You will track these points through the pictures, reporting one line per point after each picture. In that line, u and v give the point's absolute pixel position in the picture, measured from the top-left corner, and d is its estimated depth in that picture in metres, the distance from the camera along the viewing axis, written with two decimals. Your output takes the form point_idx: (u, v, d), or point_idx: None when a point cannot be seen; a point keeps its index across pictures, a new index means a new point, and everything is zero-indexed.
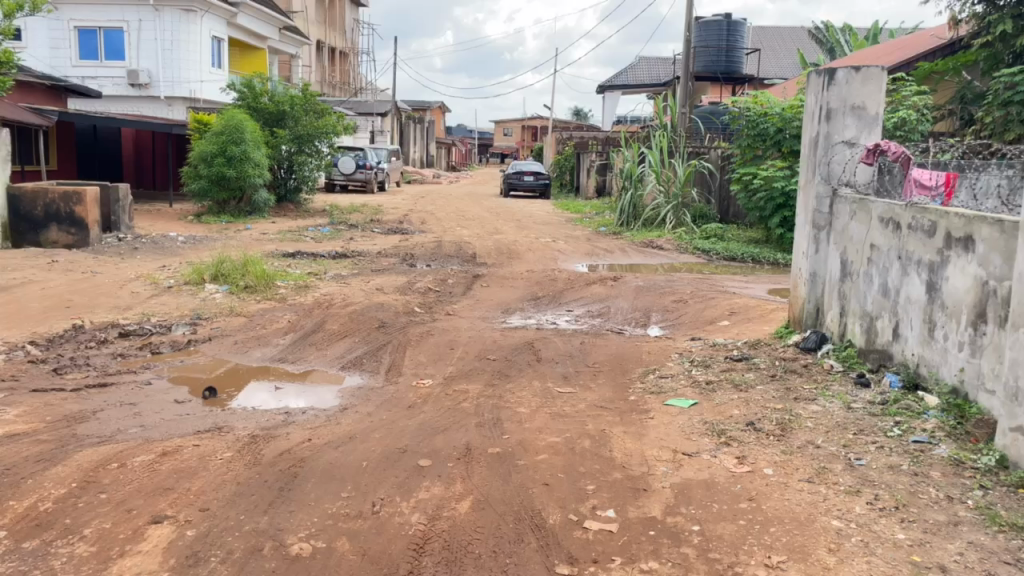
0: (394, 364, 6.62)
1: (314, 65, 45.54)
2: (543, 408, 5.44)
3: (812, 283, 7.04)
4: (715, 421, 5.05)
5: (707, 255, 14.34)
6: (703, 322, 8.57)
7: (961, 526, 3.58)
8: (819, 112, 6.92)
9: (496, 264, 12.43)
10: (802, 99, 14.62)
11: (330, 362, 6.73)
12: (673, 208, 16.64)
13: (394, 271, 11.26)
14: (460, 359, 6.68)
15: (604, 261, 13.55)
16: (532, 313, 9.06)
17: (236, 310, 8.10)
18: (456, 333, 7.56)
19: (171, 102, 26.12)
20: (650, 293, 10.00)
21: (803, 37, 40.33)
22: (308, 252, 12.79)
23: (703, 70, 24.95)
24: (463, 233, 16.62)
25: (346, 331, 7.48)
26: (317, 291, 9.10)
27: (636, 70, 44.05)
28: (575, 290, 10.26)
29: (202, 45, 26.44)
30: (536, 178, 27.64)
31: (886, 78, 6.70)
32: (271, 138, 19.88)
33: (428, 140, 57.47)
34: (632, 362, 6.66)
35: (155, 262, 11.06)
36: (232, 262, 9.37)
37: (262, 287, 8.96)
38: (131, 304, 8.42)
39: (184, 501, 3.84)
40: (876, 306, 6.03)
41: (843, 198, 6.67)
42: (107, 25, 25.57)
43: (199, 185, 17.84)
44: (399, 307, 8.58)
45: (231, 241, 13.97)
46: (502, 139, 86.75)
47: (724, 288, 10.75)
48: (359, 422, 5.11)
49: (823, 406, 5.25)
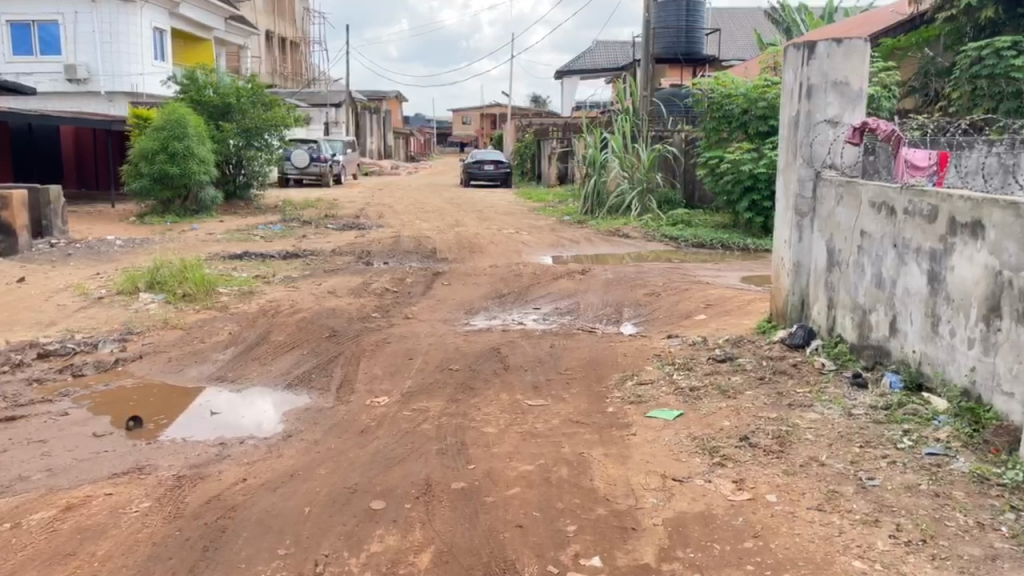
0: (345, 379, 6.00)
1: (263, 56, 44.26)
2: (512, 427, 4.88)
3: (796, 274, 6.55)
4: (704, 436, 4.52)
5: (676, 242, 13.88)
6: (679, 316, 8.07)
7: (1001, 563, 3.08)
8: (799, 89, 6.40)
9: (457, 259, 11.82)
10: (766, 79, 14.20)
11: (273, 379, 6.08)
12: (637, 194, 16.17)
13: (349, 271, 10.57)
14: (419, 370, 6.07)
15: (570, 251, 13.01)
16: (496, 312, 8.48)
17: (171, 323, 7.38)
18: (414, 340, 6.94)
19: (112, 98, 24.92)
20: (620, 286, 9.47)
21: (760, 19, 40.14)
22: (257, 253, 12.04)
23: (664, 52, 24.48)
24: (423, 226, 15.94)
25: (293, 342, 6.82)
26: (263, 297, 8.39)
27: (594, 56, 43.59)
28: (542, 285, 9.71)
29: (143, 37, 25.29)
30: (496, 167, 27.01)
31: (870, 51, 6.22)
32: (216, 132, 18.87)
33: (385, 130, 56.41)
34: (607, 367, 6.12)
35: (88, 270, 10.23)
36: (169, 268, 8.62)
37: (202, 296, 8.24)
38: (55, 319, 7.64)
39: (87, 572, 3.19)
40: (869, 298, 5.55)
41: (828, 181, 6.18)
42: (41, 18, 24.35)
43: (140, 184, 16.85)
44: (352, 312, 7.92)
45: (175, 243, 13.14)
46: (460, 128, 85.65)
47: (697, 277, 10.27)
48: (303, 454, 4.49)
49: (821, 413, 4.75)
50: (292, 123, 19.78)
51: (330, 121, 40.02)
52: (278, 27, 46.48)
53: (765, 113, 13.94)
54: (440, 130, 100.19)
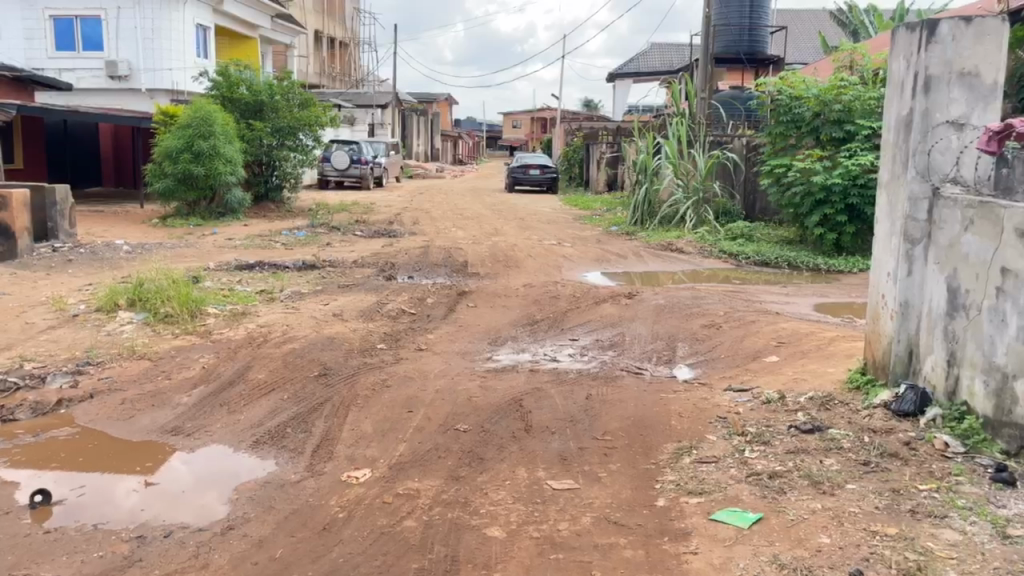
0: (325, 438, 4.77)
1: (310, 55, 43.83)
2: (526, 529, 3.59)
3: (903, 317, 5.10)
4: (798, 565, 3.17)
5: (736, 260, 12.39)
6: (745, 358, 6.67)
7: None
8: (911, 81, 5.02)
9: (489, 275, 10.59)
10: (842, 77, 12.51)
11: (238, 435, 4.88)
12: (692, 204, 14.70)
13: (365, 287, 9.40)
14: (418, 430, 4.80)
15: (616, 268, 11.68)
16: (525, 344, 7.18)
17: (139, 351, 6.26)
18: (422, 383, 5.69)
19: (152, 95, 24.33)
20: (674, 314, 8.09)
21: (824, 20, 38.16)
22: (270, 262, 10.94)
23: (724, 51, 22.85)
24: (458, 235, 14.73)
25: (273, 383, 5.63)
26: (255, 320, 7.21)
27: (648, 58, 42.11)
28: (582, 310, 8.39)
29: (185, 34, 24.67)
30: (542, 172, 25.74)
31: (1008, 32, 4.84)
32: (246, 131, 17.92)
33: (432, 132, 55.69)
34: (657, 433, 4.76)
35: (79, 279, 9.22)
36: (155, 283, 7.52)
37: (185, 317, 7.10)
38: (13, 341, 6.59)
39: None
40: (1013, 360, 4.09)
41: (950, 199, 4.76)
42: (84, 13, 23.85)
43: (163, 184, 15.99)
44: (355, 341, 6.70)
45: (188, 249, 12.18)
46: (511, 132, 84.83)
47: (763, 305, 8.83)
48: (233, 568, 3.29)
49: (963, 534, 3.36)
50: (327, 122, 18.80)
51: (376, 121, 39.21)
52: (327, 27, 46.00)
53: (839, 117, 12.35)
54: (491, 133, 99.38)
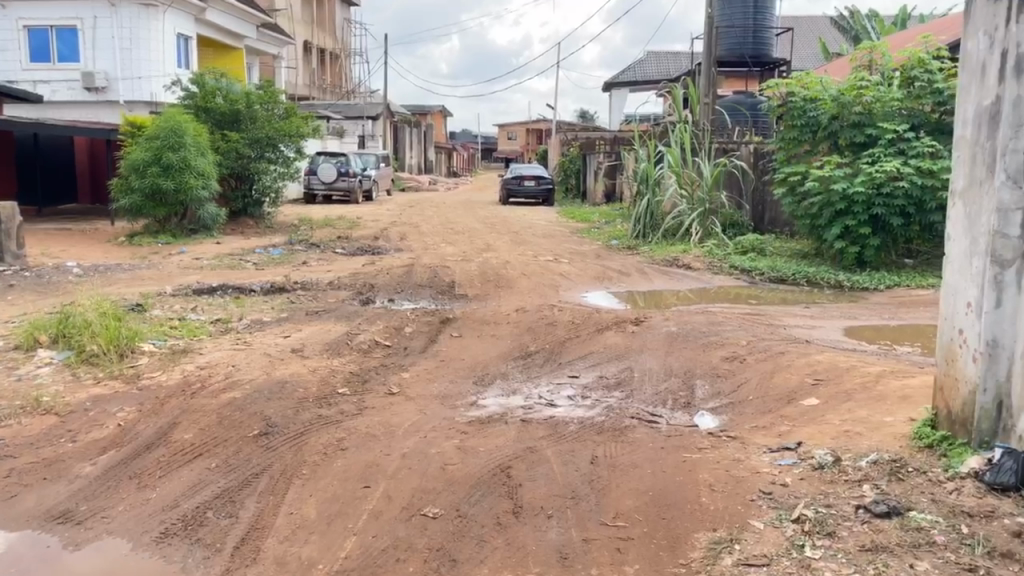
0: (253, 529, 3.67)
1: (300, 67, 42.88)
2: None
3: (991, 361, 3.98)
4: None
5: (749, 277, 11.32)
6: (778, 401, 5.56)
7: None
8: (995, 63, 3.98)
9: (477, 297, 9.51)
10: (861, 77, 11.54)
11: (144, 522, 3.78)
12: (698, 216, 13.65)
13: (337, 314, 8.30)
14: (374, 516, 3.70)
15: (619, 287, 10.61)
16: (516, 383, 6.08)
17: (47, 403, 5.14)
18: (386, 444, 4.58)
19: (131, 107, 23.26)
20: (689, 345, 6.99)
21: (824, 28, 37.38)
22: (236, 286, 9.83)
23: (728, 54, 21.77)
24: (446, 251, 13.67)
25: (201, 446, 4.52)
26: (196, 359, 6.10)
27: (645, 66, 41.23)
28: (582, 340, 7.30)
29: (166, 43, 23.62)
30: (538, 183, 24.70)
31: None
32: (221, 142, 16.84)
33: (426, 144, 54.71)
34: (684, 516, 3.68)
35: (12, 310, 8.12)
36: (83, 316, 6.41)
37: (114, 357, 6.01)
38: None
39: None
40: None
41: None
42: (59, 23, 22.84)
43: (130, 201, 14.86)
44: (312, 385, 5.60)
45: (147, 271, 11.09)
46: (506, 143, 83.92)
47: (787, 332, 7.74)
48: None
49: None
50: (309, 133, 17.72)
51: (367, 134, 38.18)
52: (317, 38, 45.08)
53: (860, 119, 11.34)
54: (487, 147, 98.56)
